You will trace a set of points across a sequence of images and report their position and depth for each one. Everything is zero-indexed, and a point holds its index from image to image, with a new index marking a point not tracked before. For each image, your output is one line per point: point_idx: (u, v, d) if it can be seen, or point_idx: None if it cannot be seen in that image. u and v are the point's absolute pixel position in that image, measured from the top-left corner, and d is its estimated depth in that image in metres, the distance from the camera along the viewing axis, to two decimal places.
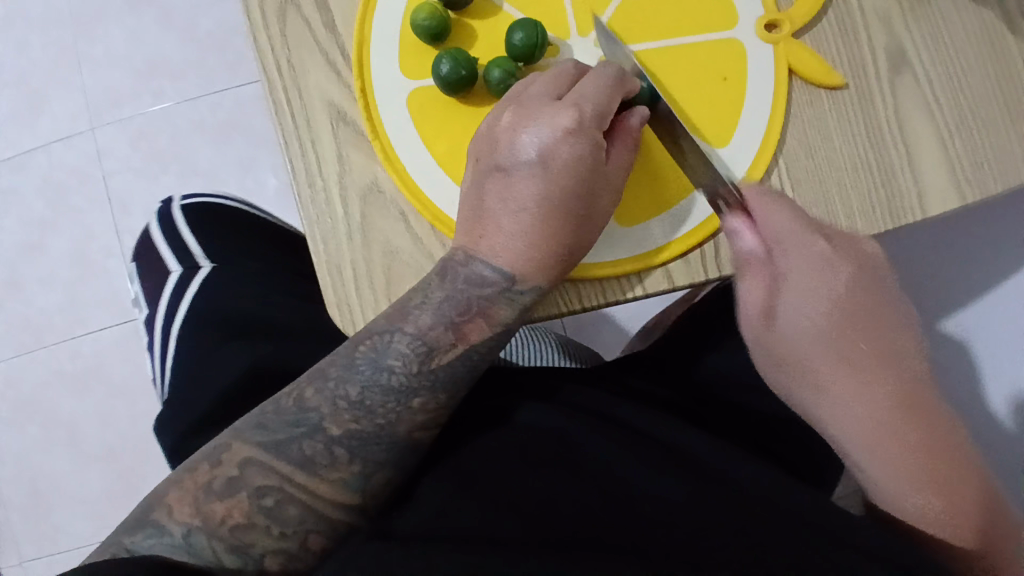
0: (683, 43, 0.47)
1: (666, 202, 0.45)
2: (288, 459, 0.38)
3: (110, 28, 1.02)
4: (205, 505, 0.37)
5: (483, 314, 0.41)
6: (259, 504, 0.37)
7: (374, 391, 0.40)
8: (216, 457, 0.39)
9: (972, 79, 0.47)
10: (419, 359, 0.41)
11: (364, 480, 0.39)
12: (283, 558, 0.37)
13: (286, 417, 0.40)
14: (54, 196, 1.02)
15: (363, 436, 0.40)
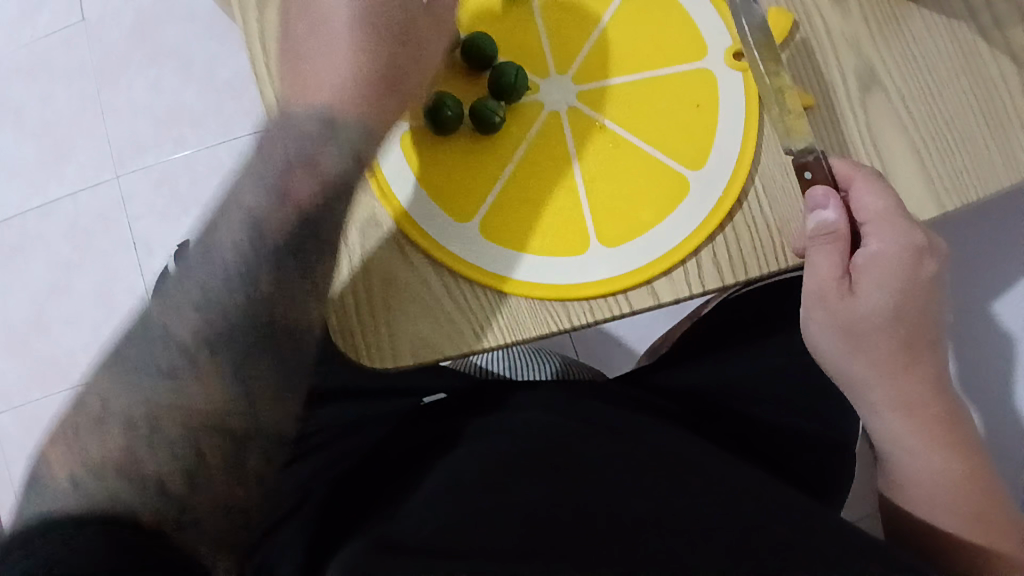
0: (656, 74, 0.49)
1: (647, 224, 0.47)
2: (152, 382, 0.39)
3: (133, 82, 1.08)
4: (83, 447, 0.38)
5: (305, 166, 0.42)
6: (134, 434, 0.38)
7: (213, 279, 0.41)
8: (80, 405, 0.40)
9: (946, 92, 0.49)
10: (256, 232, 0.41)
11: (237, 371, 0.40)
12: (186, 474, 0.39)
13: (132, 344, 0.40)
14: (80, 242, 1.07)
15: (225, 327, 0.40)
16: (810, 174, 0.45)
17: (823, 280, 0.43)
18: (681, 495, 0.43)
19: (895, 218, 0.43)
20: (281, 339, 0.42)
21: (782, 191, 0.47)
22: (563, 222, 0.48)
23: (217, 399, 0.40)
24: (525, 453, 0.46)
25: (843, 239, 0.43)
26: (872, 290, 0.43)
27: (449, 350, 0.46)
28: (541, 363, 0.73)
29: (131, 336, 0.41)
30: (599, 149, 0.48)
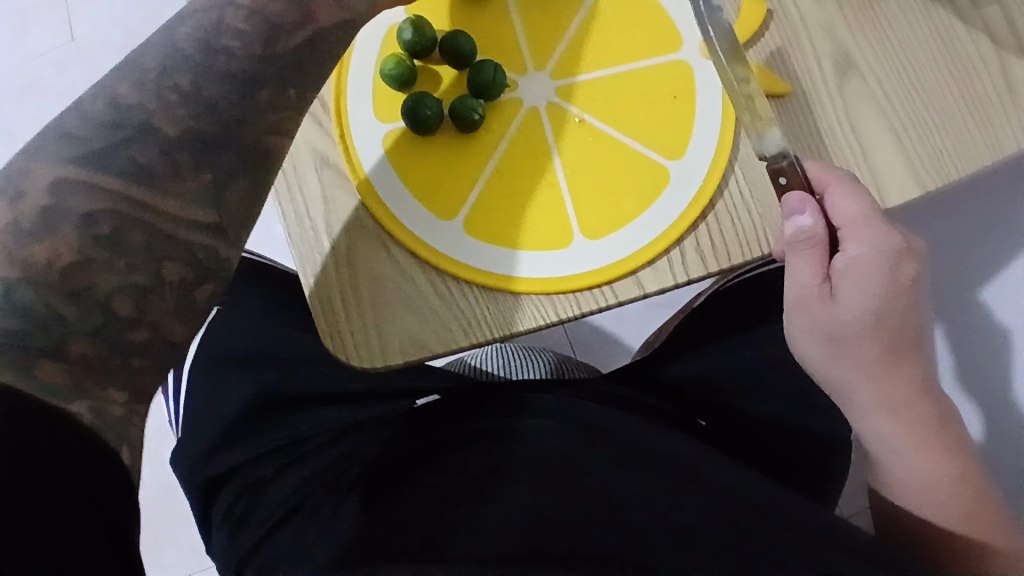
0: (633, 68, 0.50)
1: (629, 215, 0.48)
2: (113, 175, 0.40)
3: None
4: (21, 250, 0.38)
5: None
6: (92, 234, 0.39)
7: (182, 62, 0.43)
8: (14, 184, 0.39)
9: (922, 75, 0.49)
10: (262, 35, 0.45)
11: (214, 194, 0.42)
12: (134, 297, 0.39)
13: (99, 120, 0.41)
14: None
15: (213, 134, 0.43)
16: (784, 179, 0.45)
17: (803, 285, 0.44)
18: (670, 491, 0.43)
19: (871, 221, 0.43)
20: (232, 193, 0.43)
21: (762, 177, 0.47)
22: (546, 217, 0.48)
23: (174, 243, 0.41)
24: (519, 459, 0.46)
25: (819, 244, 0.43)
26: (855, 293, 0.43)
27: (437, 346, 0.46)
28: (534, 361, 0.74)
29: (97, 110, 0.41)
30: (580, 143, 0.49)
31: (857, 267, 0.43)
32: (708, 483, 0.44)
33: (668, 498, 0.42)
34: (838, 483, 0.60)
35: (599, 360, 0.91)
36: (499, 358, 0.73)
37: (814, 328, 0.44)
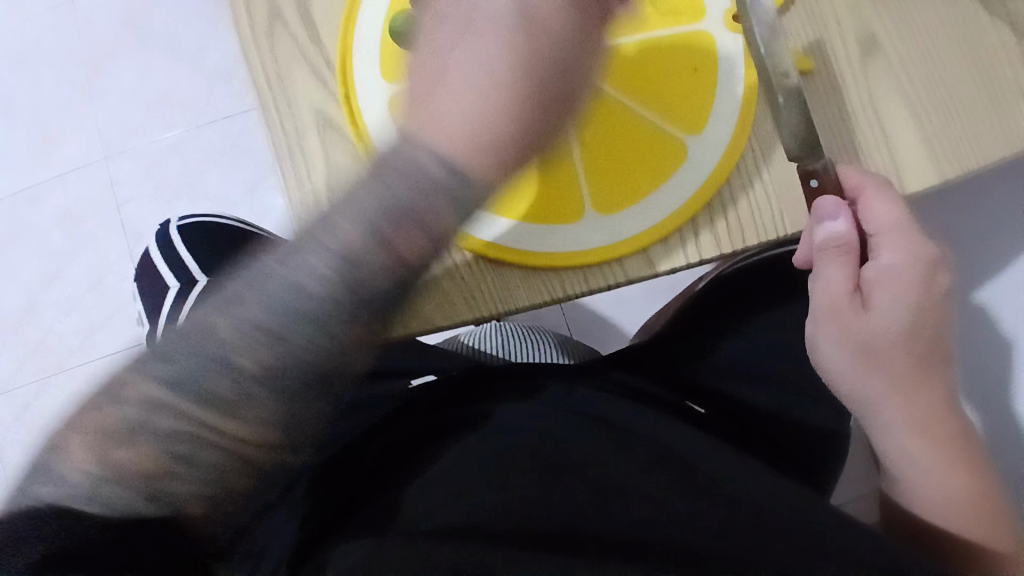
0: (654, 36, 0.48)
1: (641, 190, 0.46)
2: (190, 396, 0.33)
3: (123, 62, 1.06)
4: (103, 447, 0.33)
5: (417, 217, 0.35)
6: (169, 452, 0.33)
7: (278, 318, 0.33)
8: (109, 394, 0.35)
9: (947, 60, 0.47)
10: (348, 274, 0.34)
11: (282, 419, 0.34)
12: (206, 501, 0.34)
13: (181, 331, 0.35)
14: (70, 223, 1.05)
15: (292, 367, 0.33)
16: (816, 181, 0.43)
17: (834, 294, 0.44)
18: (674, 488, 0.43)
19: (904, 228, 0.43)
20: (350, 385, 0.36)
21: (781, 158, 0.46)
22: (555, 190, 0.47)
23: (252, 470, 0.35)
24: (520, 447, 0.46)
25: (851, 251, 0.43)
26: (886, 303, 0.43)
27: (441, 318, 0.46)
28: (534, 341, 0.73)
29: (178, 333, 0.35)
30: (596, 113, 0.47)
31: (888, 276, 0.43)
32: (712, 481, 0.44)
33: (674, 497, 0.42)
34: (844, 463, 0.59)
35: (597, 342, 0.90)
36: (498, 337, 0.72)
37: (844, 338, 0.44)
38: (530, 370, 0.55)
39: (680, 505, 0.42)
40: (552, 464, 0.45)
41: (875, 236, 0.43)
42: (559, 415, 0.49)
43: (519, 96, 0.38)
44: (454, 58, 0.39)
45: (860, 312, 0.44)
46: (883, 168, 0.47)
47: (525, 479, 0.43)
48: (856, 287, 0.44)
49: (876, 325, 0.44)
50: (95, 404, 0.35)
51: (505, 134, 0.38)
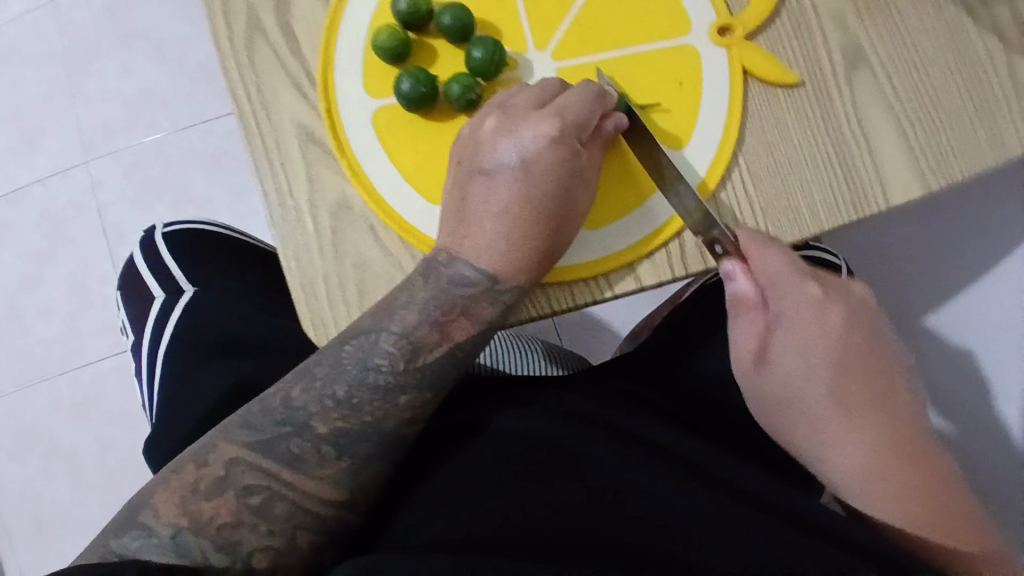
0: (638, 52, 0.48)
1: (628, 205, 0.46)
2: (277, 457, 0.41)
3: (103, 65, 1.04)
4: (192, 503, 0.39)
5: (466, 313, 0.43)
6: (247, 502, 0.40)
7: (361, 389, 0.42)
8: (203, 456, 0.41)
9: (932, 71, 0.47)
10: (406, 357, 0.42)
11: (348, 479, 0.41)
12: (271, 555, 0.39)
13: (272, 415, 0.42)
14: (50, 229, 1.03)
15: (358, 436, 0.42)
16: (720, 248, 0.44)
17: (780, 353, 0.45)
18: (672, 483, 0.43)
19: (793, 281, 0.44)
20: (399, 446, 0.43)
21: (765, 170, 0.46)
22: None
23: (312, 518, 0.41)
24: (511, 452, 0.45)
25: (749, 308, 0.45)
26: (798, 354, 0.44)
27: None
28: (524, 351, 0.72)
29: (273, 405, 0.42)
30: None
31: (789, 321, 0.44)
32: (717, 486, 0.44)
33: (674, 491, 0.43)
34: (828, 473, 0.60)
35: (587, 348, 0.90)
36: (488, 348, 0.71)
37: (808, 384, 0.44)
38: (519, 381, 0.54)
39: (676, 504, 0.42)
40: (552, 471, 0.44)
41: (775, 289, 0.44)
42: (551, 420, 0.48)
43: (539, 217, 0.42)
44: (470, 195, 0.43)
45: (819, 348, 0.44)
46: (870, 181, 0.46)
47: (520, 490, 0.43)
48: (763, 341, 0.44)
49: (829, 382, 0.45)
50: (190, 462, 0.41)
51: (530, 254, 0.43)
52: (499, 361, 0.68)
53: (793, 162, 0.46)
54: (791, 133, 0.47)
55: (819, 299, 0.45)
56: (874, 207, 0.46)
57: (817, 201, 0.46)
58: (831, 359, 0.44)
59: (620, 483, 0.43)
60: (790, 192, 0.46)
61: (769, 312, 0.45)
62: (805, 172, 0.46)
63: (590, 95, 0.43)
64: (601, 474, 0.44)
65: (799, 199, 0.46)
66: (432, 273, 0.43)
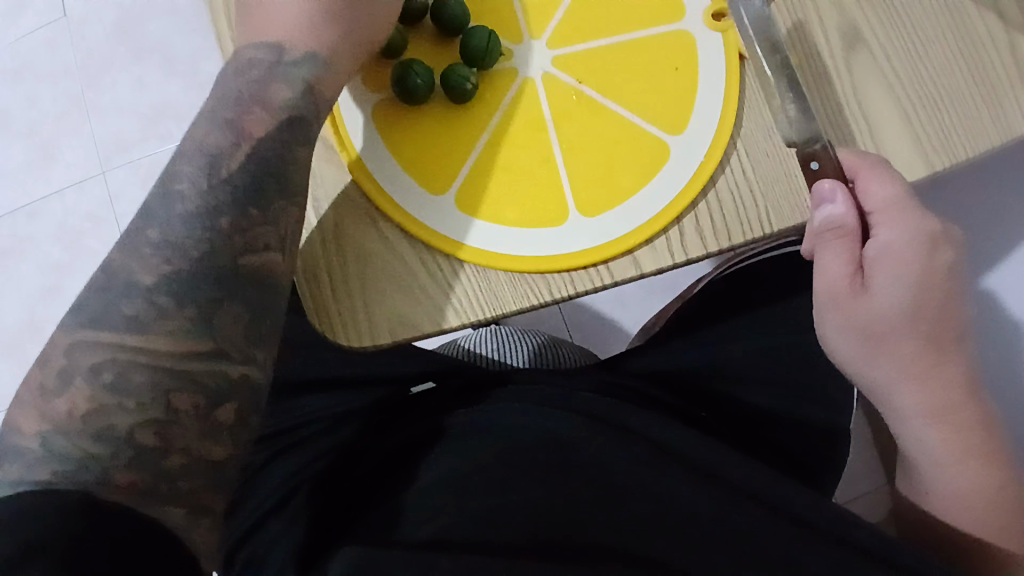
0: (633, 39, 0.49)
1: (626, 191, 0.47)
2: (111, 327, 0.40)
3: (118, 78, 1.06)
4: (47, 408, 0.38)
5: (261, 104, 0.44)
6: (98, 383, 0.39)
7: (176, 226, 0.42)
8: (46, 355, 0.40)
9: (931, 51, 0.47)
10: (208, 171, 0.43)
11: (204, 325, 0.41)
12: (154, 428, 0.39)
13: (95, 286, 0.41)
14: (68, 240, 1.06)
15: (187, 271, 0.41)
16: (816, 164, 0.44)
17: (833, 281, 0.44)
18: (678, 483, 0.44)
19: (903, 206, 0.43)
20: (250, 285, 0.42)
21: (765, 152, 0.46)
22: (542, 190, 0.47)
23: (205, 433, 0.40)
24: (522, 452, 0.46)
25: (850, 234, 0.43)
26: (889, 285, 0.43)
27: (427, 325, 0.46)
28: (531, 345, 0.73)
29: (96, 280, 0.42)
30: (580, 113, 0.48)
31: (890, 252, 0.43)
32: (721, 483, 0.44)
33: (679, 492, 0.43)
34: (838, 468, 0.61)
35: (598, 345, 0.90)
36: (497, 345, 0.72)
37: (848, 325, 0.44)
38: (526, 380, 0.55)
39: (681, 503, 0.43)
40: (562, 468, 0.45)
41: (876, 215, 0.43)
42: (564, 416, 0.49)
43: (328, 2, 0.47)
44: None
45: (862, 294, 0.43)
46: None
47: (531, 487, 0.43)
48: (856, 268, 0.43)
49: (872, 316, 0.43)
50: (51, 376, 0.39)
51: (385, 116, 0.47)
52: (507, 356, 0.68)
53: None
54: None
55: (937, 234, 0.43)
56: None
57: None
58: (908, 287, 0.43)
59: (623, 473, 0.45)
60: (791, 173, 0.46)
61: (872, 240, 0.43)
62: None
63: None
64: (613, 470, 0.45)
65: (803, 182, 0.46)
66: (242, 137, 0.44)
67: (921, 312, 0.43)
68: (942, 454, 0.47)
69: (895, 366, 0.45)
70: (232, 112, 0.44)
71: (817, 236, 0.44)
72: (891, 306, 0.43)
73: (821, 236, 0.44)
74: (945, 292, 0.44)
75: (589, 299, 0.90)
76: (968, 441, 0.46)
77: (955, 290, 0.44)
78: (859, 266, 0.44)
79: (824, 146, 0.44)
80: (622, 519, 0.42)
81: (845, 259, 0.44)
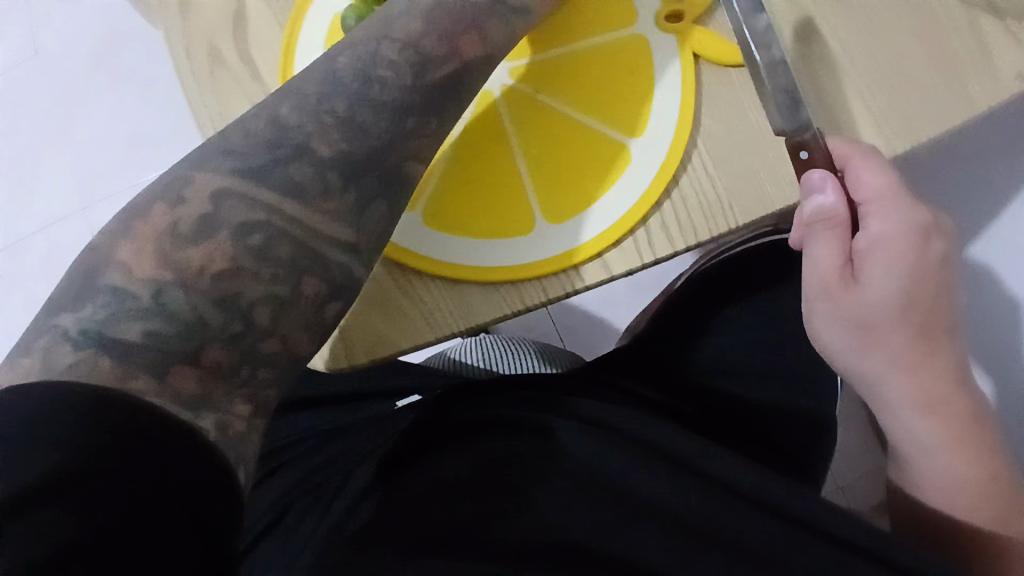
0: (589, 47, 0.49)
1: (590, 197, 0.47)
2: (181, 229, 0.39)
3: (95, 112, 1.06)
4: (165, 257, 0.39)
5: (476, 27, 0.46)
6: (246, 244, 0.40)
7: (360, 107, 0.43)
8: (108, 250, 0.39)
9: (888, 37, 0.48)
10: (413, 69, 0.45)
11: (357, 213, 0.43)
12: (275, 304, 0.40)
13: (264, 137, 0.42)
14: (54, 274, 1.05)
15: (358, 157, 0.43)
16: (806, 152, 0.44)
17: (823, 272, 0.44)
18: (662, 479, 0.44)
19: (895, 197, 0.43)
20: (402, 189, 0.45)
21: (725, 149, 0.47)
22: (508, 201, 0.48)
23: (240, 386, 0.39)
24: (508, 456, 0.46)
25: (840, 224, 0.44)
26: (881, 275, 0.43)
27: (403, 342, 0.47)
28: (518, 352, 0.73)
29: (262, 128, 0.42)
30: (542, 123, 0.48)
31: (882, 242, 0.43)
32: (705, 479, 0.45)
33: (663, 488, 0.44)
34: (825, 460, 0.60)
35: (587, 346, 0.91)
36: (485, 353, 0.73)
37: (838, 316, 0.44)
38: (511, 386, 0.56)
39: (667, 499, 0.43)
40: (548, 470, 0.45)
41: (867, 205, 0.44)
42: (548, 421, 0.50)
43: None
44: None
45: (853, 284, 0.43)
46: None
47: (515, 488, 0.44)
48: (846, 259, 0.44)
49: (862, 305, 0.43)
50: (77, 280, 0.39)
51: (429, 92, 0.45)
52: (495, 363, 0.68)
53: (753, 138, 0.47)
54: (748, 110, 0.47)
55: (932, 227, 0.43)
56: None
57: (780, 172, 0.46)
58: (901, 277, 0.42)
59: (615, 477, 0.45)
60: (752, 168, 0.46)
61: (863, 230, 0.43)
62: (765, 147, 0.47)
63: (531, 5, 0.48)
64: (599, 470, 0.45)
65: (764, 176, 0.46)
66: (455, 53, 0.46)
67: (914, 303, 0.43)
68: (937, 443, 0.45)
69: (888, 356, 0.44)
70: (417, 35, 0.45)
71: (809, 227, 0.45)
72: (881, 297, 0.43)
73: (812, 227, 0.45)
74: (939, 284, 0.43)
75: (575, 300, 0.90)
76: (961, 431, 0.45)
77: (949, 282, 0.44)
78: (849, 257, 0.44)
79: (813, 134, 0.44)
80: (614, 521, 0.42)
81: (836, 251, 0.44)
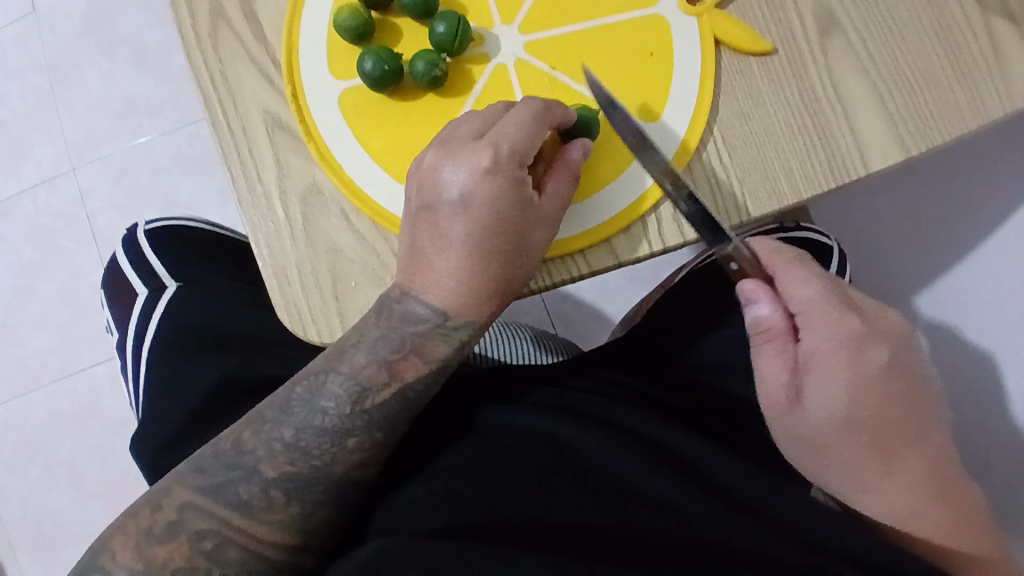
0: (607, 23, 0.48)
1: (600, 180, 0.47)
2: (225, 503, 0.42)
3: (89, 74, 1.03)
4: (146, 549, 0.40)
5: (474, 297, 0.44)
6: (337, 403, 0.44)
7: (390, 352, 0.44)
8: (157, 501, 0.42)
9: (908, 35, 0.47)
10: (436, 322, 0.44)
11: (389, 350, 0.44)
12: (350, 431, 0.44)
13: (355, 250, 0.47)
14: (40, 239, 1.03)
15: (392, 394, 0.44)
16: (736, 264, 0.48)
17: (773, 384, 0.46)
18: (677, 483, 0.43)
19: (822, 307, 0.46)
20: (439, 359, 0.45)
21: (741, 139, 0.46)
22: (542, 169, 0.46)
23: (298, 478, 0.43)
24: (517, 447, 0.45)
25: (779, 334, 0.47)
26: (821, 389, 0.44)
27: None
28: (513, 336, 0.72)
29: (352, 248, 0.47)
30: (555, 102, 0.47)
31: (821, 355, 0.45)
32: (717, 490, 0.44)
33: (677, 489, 0.43)
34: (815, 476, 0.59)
35: (579, 336, 0.90)
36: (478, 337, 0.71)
37: (788, 434, 0.46)
38: (504, 375, 0.55)
39: (677, 504, 0.42)
40: (558, 466, 0.44)
41: (799, 316, 0.46)
42: (550, 415, 0.48)
43: None
44: None
45: (800, 395, 0.45)
46: (847, 148, 0.46)
47: (520, 487, 0.42)
48: (792, 373, 0.46)
49: (803, 420, 0.45)
50: (211, 455, 0.44)
51: (483, 292, 0.43)
52: (486, 347, 0.67)
53: (767, 130, 0.46)
54: (764, 100, 0.46)
55: (860, 335, 0.45)
56: (853, 173, 0.46)
57: (793, 168, 0.45)
58: (850, 384, 0.44)
59: (625, 476, 0.44)
60: (767, 160, 0.46)
61: (802, 344, 0.46)
62: (780, 139, 0.46)
63: (528, 117, 0.43)
64: (606, 469, 0.44)
65: (777, 169, 0.45)
66: (443, 300, 0.43)
67: (859, 404, 0.44)
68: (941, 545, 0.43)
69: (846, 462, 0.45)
70: (420, 167, 0.44)
71: (752, 338, 0.48)
72: (833, 412, 0.44)
73: (755, 338, 0.47)
74: (883, 394, 0.45)
75: (570, 289, 0.90)
76: (941, 515, 0.44)
77: (898, 385, 0.46)
78: (796, 368, 0.46)
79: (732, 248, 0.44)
80: (622, 520, 0.41)
81: (786, 365, 0.46)
